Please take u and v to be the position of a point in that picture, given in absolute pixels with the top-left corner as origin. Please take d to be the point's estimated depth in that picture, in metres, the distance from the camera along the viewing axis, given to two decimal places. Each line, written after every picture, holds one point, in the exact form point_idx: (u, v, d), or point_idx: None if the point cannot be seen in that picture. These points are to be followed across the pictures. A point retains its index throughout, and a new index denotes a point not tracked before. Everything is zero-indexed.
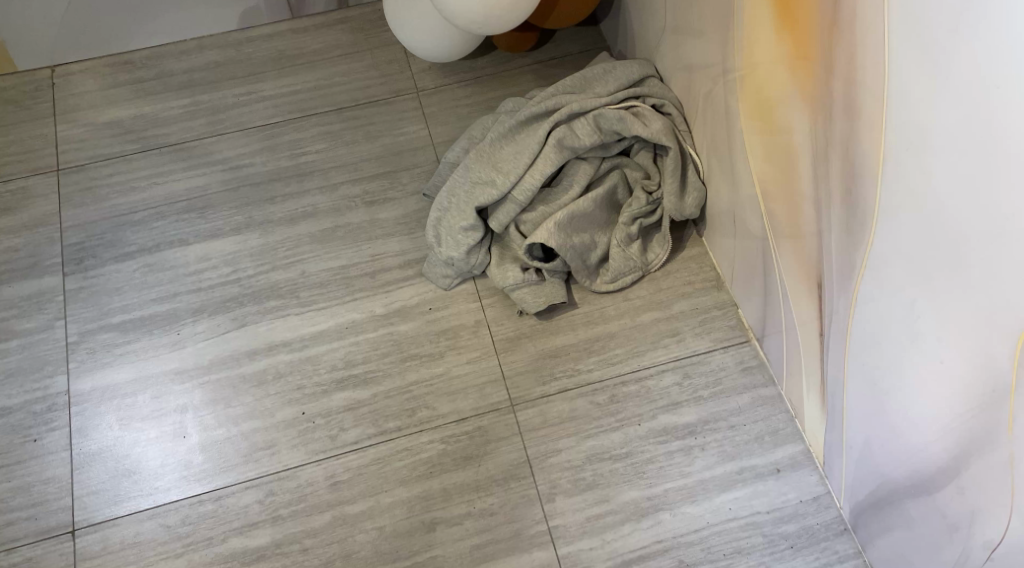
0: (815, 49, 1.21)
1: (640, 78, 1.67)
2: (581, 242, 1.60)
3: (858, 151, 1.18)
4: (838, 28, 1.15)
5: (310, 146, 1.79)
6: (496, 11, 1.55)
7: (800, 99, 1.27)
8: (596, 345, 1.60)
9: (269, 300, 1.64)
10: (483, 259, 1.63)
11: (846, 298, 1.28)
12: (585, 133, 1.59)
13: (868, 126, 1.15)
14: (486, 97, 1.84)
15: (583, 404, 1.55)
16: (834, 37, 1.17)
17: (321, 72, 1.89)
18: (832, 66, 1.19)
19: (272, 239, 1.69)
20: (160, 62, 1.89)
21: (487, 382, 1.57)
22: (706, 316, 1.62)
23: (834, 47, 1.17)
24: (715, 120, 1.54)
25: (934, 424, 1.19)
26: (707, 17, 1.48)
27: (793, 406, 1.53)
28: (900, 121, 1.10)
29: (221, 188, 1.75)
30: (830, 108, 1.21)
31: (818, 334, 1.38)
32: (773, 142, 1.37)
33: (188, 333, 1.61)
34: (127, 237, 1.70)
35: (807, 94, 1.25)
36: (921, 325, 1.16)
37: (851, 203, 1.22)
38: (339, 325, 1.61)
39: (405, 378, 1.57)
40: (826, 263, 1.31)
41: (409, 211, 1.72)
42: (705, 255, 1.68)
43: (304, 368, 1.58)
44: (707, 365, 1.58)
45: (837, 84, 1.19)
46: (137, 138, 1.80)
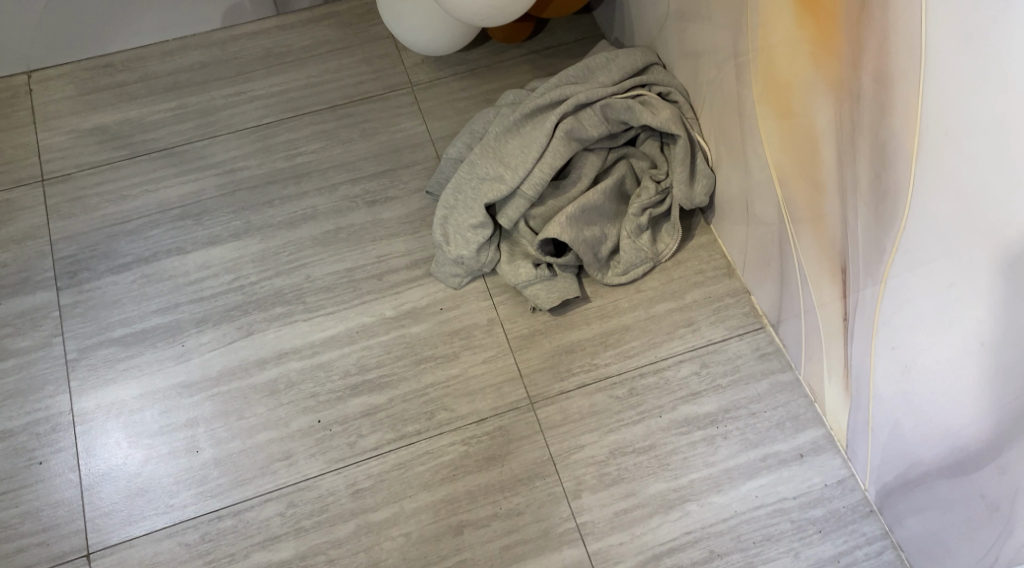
0: (841, 34, 1.19)
1: (645, 66, 1.65)
2: (592, 235, 1.59)
3: (891, 137, 1.16)
4: (868, 12, 1.14)
5: (305, 146, 1.75)
6: (491, 16, 1.51)
7: (823, 86, 1.25)
8: (611, 338, 1.59)
9: (275, 307, 1.59)
10: (493, 256, 1.61)
11: (874, 284, 1.27)
12: (593, 124, 1.57)
13: (903, 110, 1.13)
14: (483, 90, 1.81)
15: (603, 399, 1.54)
16: (863, 20, 1.15)
17: (311, 69, 1.84)
18: (860, 53, 1.17)
19: (273, 244, 1.65)
20: (144, 64, 1.83)
21: (505, 381, 1.55)
22: (720, 304, 1.62)
23: (862, 32, 1.15)
24: (724, 106, 1.53)
25: (970, 407, 1.18)
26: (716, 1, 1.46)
27: (813, 391, 1.53)
28: (938, 104, 1.09)
29: (216, 193, 1.70)
30: (858, 95, 1.19)
31: (842, 319, 1.37)
32: (792, 128, 1.35)
33: (194, 344, 1.55)
34: (121, 248, 1.63)
35: (830, 79, 1.23)
36: (957, 309, 1.16)
37: (879, 190, 1.21)
38: (349, 329, 1.58)
39: (421, 381, 1.54)
40: (852, 250, 1.29)
41: (412, 210, 1.70)
42: (714, 243, 1.68)
43: (317, 375, 1.54)
44: (723, 353, 1.58)
45: (866, 68, 1.17)
46: (125, 144, 1.73)
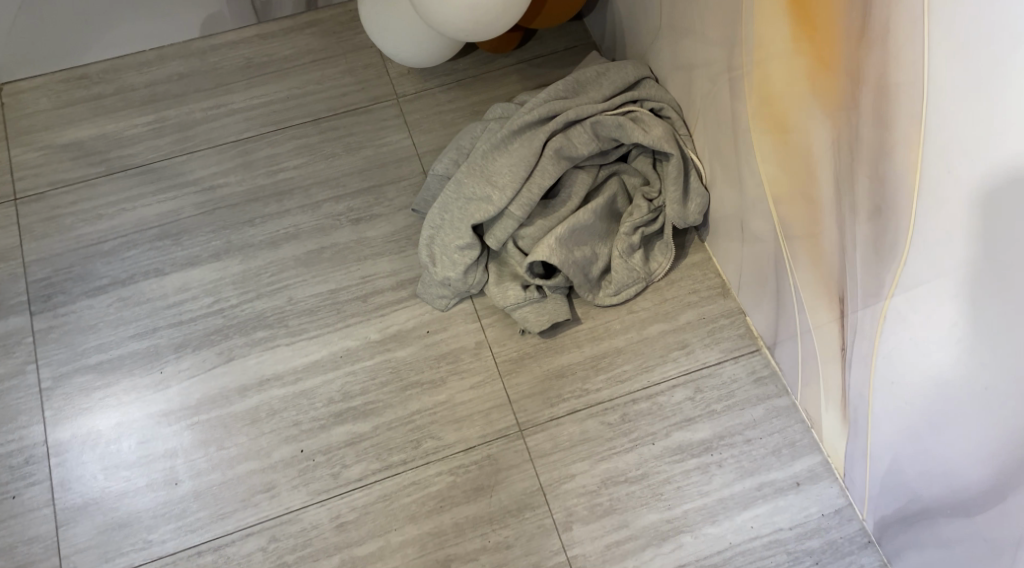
0: (839, 61, 1.14)
1: (637, 80, 1.59)
2: (582, 256, 1.55)
3: (891, 169, 1.11)
4: (868, 39, 1.08)
5: (287, 162, 1.70)
6: (474, 29, 1.45)
7: (821, 112, 1.20)
8: (602, 362, 1.55)
9: (256, 331, 1.54)
10: (481, 278, 1.57)
11: (873, 317, 1.23)
12: (583, 142, 1.52)
13: (905, 142, 1.09)
14: (471, 102, 1.76)
15: (595, 426, 1.49)
16: (862, 48, 1.09)
17: (294, 80, 1.78)
18: (859, 81, 1.12)
19: (255, 264, 1.60)
20: (120, 76, 1.77)
21: (493, 407, 1.50)
22: (714, 326, 1.58)
23: (862, 59, 1.10)
24: (718, 123, 1.48)
25: (972, 448, 1.14)
26: (709, 13, 1.40)
27: (810, 417, 1.48)
28: (940, 138, 1.04)
29: (195, 211, 1.64)
30: (857, 124, 1.14)
31: (840, 347, 1.33)
32: (789, 152, 1.30)
33: (172, 371, 1.50)
34: (97, 270, 1.58)
35: (828, 105, 1.18)
36: (959, 349, 1.11)
37: (878, 222, 1.16)
38: (333, 354, 1.53)
39: (406, 408, 1.49)
40: (850, 280, 1.25)
41: (398, 228, 1.65)
42: (708, 261, 1.64)
43: (299, 403, 1.49)
44: (718, 378, 1.54)
45: (866, 97, 1.11)
46: (101, 161, 1.68)
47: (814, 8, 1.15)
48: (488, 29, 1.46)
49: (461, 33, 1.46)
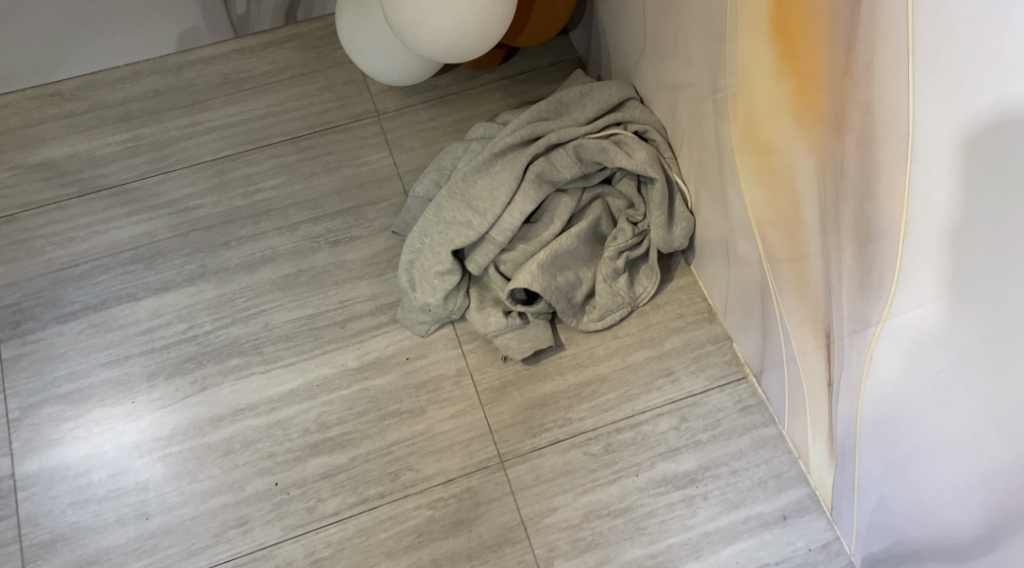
0: (824, 95, 1.10)
1: (621, 101, 1.56)
2: (565, 281, 1.51)
3: (877, 207, 1.08)
4: (852, 75, 1.05)
5: (264, 182, 1.66)
6: (461, 49, 1.40)
7: (805, 145, 1.16)
8: (586, 390, 1.51)
9: (231, 359, 1.51)
10: (461, 303, 1.53)
11: (859, 355, 1.19)
12: (565, 166, 1.49)
13: (891, 182, 1.05)
14: (453, 119, 1.72)
15: (578, 457, 1.45)
16: (847, 83, 1.06)
17: (272, 97, 1.74)
18: (844, 117, 1.08)
19: (230, 289, 1.57)
20: (93, 93, 1.73)
21: (474, 437, 1.46)
22: (700, 352, 1.54)
23: (846, 95, 1.07)
24: (703, 147, 1.44)
25: (961, 494, 1.10)
26: (693, 30, 1.36)
27: (796, 448, 1.45)
28: (928, 178, 1.01)
29: (169, 234, 1.60)
30: (842, 160, 1.11)
31: (826, 383, 1.29)
32: (775, 183, 1.27)
33: (144, 401, 1.47)
34: (69, 295, 1.54)
35: (813, 139, 1.14)
36: (946, 392, 1.08)
37: (864, 261, 1.12)
38: (309, 382, 1.50)
39: (384, 439, 1.45)
40: (836, 318, 1.21)
41: (377, 250, 1.61)
42: (694, 285, 1.60)
43: (275, 434, 1.45)
44: (704, 407, 1.50)
45: (851, 134, 1.08)
46: (73, 181, 1.64)
47: (798, 41, 1.12)
48: (467, 48, 1.40)
49: (437, 51, 1.40)
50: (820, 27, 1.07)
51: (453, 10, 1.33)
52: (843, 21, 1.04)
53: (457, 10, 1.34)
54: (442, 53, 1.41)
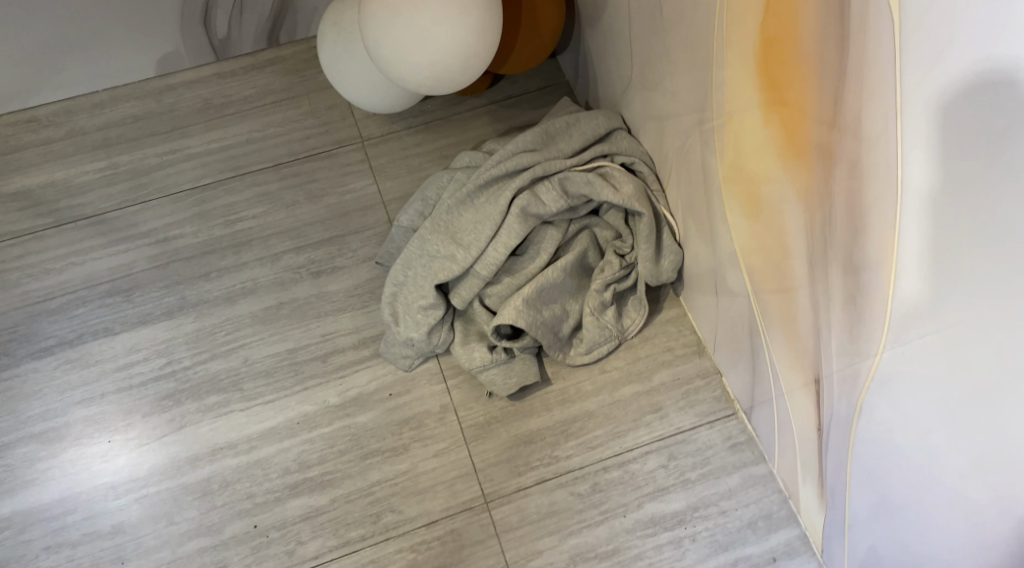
0: (812, 145, 1.06)
1: (607, 132, 1.53)
2: (551, 315, 1.48)
3: (865, 262, 1.04)
4: (840, 126, 1.01)
5: (245, 211, 1.63)
6: (442, 75, 1.37)
7: (794, 193, 1.13)
8: (572, 427, 1.47)
9: (210, 396, 1.48)
10: (446, 337, 1.50)
11: (848, 407, 1.15)
12: (552, 199, 1.45)
13: (878, 238, 1.01)
14: (439, 145, 1.69)
15: (564, 497, 1.42)
16: (834, 134, 1.02)
17: (254, 122, 1.70)
18: (832, 168, 1.04)
19: (209, 322, 1.53)
20: (71, 118, 1.69)
21: (457, 477, 1.43)
22: (689, 387, 1.51)
23: (833, 147, 1.03)
24: (691, 180, 1.41)
25: (951, 552, 1.06)
26: (679, 58, 1.32)
27: (786, 487, 1.41)
28: (916, 230, 0.96)
29: (148, 265, 1.57)
30: (831, 211, 1.07)
31: (816, 428, 1.25)
32: (765, 227, 1.23)
33: (120, 440, 1.43)
34: (44, 329, 1.51)
35: (802, 187, 1.11)
36: (937, 452, 1.04)
37: (853, 315, 1.09)
38: (289, 420, 1.46)
39: (366, 479, 1.42)
40: (825, 368, 1.17)
41: (361, 280, 1.58)
42: (684, 317, 1.57)
43: (254, 474, 1.42)
44: (693, 444, 1.46)
45: (838, 185, 1.04)
46: (49, 211, 1.60)
47: (786, 87, 1.08)
48: (452, 77, 1.38)
49: (422, 80, 1.37)
50: (807, 75, 1.03)
51: (440, 36, 1.31)
52: (829, 71, 1.00)
53: (443, 37, 1.31)
54: (426, 84, 1.38)
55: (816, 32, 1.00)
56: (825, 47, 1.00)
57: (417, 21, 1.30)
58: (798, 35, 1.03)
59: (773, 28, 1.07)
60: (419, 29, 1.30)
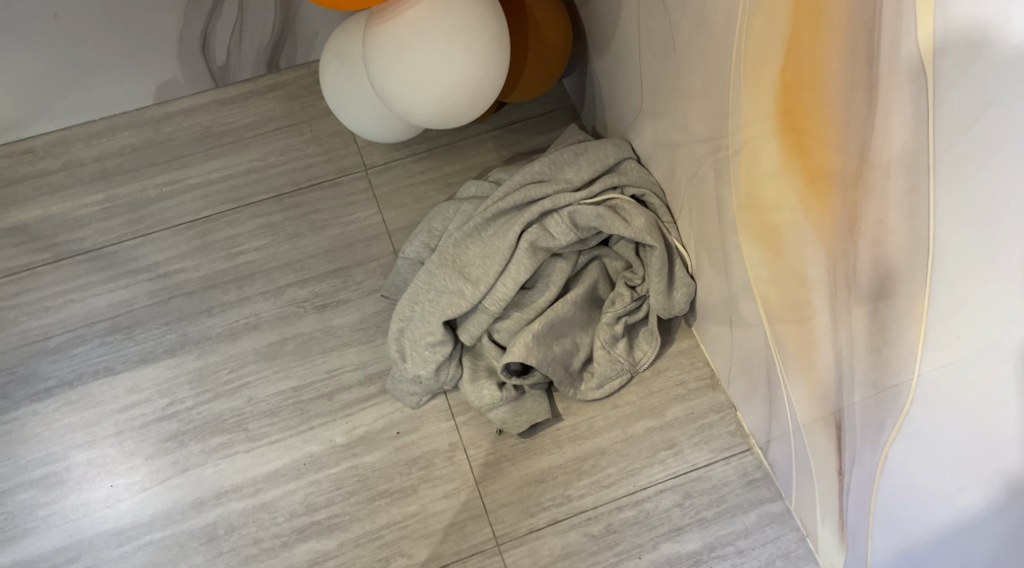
0: (834, 196, 1.02)
1: (617, 162, 1.50)
2: (562, 349, 1.45)
3: (892, 318, 1.00)
4: (865, 179, 0.97)
5: (248, 243, 1.59)
6: (448, 102, 1.34)
7: (813, 242, 1.09)
8: (585, 465, 1.44)
9: (214, 437, 1.44)
10: (454, 373, 1.46)
11: (871, 458, 1.11)
12: (561, 232, 1.41)
13: (908, 294, 0.97)
14: (444, 172, 1.65)
15: (577, 538, 1.39)
16: (859, 187, 0.98)
17: (255, 151, 1.67)
18: (856, 221, 1.00)
19: (211, 360, 1.50)
20: (67, 149, 1.66)
21: (468, 518, 1.40)
22: (703, 422, 1.47)
23: (858, 200, 0.99)
24: (703, 212, 1.37)
25: None
26: (691, 86, 1.28)
27: (804, 525, 1.37)
28: (953, 273, 0.92)
29: (148, 300, 1.54)
30: (855, 263, 1.03)
31: (836, 473, 1.21)
32: (780, 272, 1.19)
33: (123, 485, 1.40)
34: (43, 370, 1.48)
35: (822, 238, 1.07)
36: (971, 514, 0.99)
37: (878, 370, 1.05)
38: (295, 461, 1.43)
39: (375, 522, 1.39)
40: (848, 416, 1.13)
41: (366, 314, 1.54)
42: (697, 347, 1.52)
43: (260, 518, 1.39)
44: (708, 481, 1.43)
45: (864, 238, 1.00)
46: (47, 246, 1.57)
47: (805, 136, 1.04)
48: (462, 111, 1.37)
49: (431, 115, 1.36)
50: (830, 125, 1.00)
51: (450, 73, 1.30)
52: (856, 122, 0.96)
53: (453, 74, 1.30)
54: (435, 119, 1.37)
55: (840, 82, 0.97)
56: (851, 97, 0.96)
57: (427, 60, 1.28)
58: (818, 85, 0.99)
59: (791, 75, 1.03)
60: (428, 68, 1.29)
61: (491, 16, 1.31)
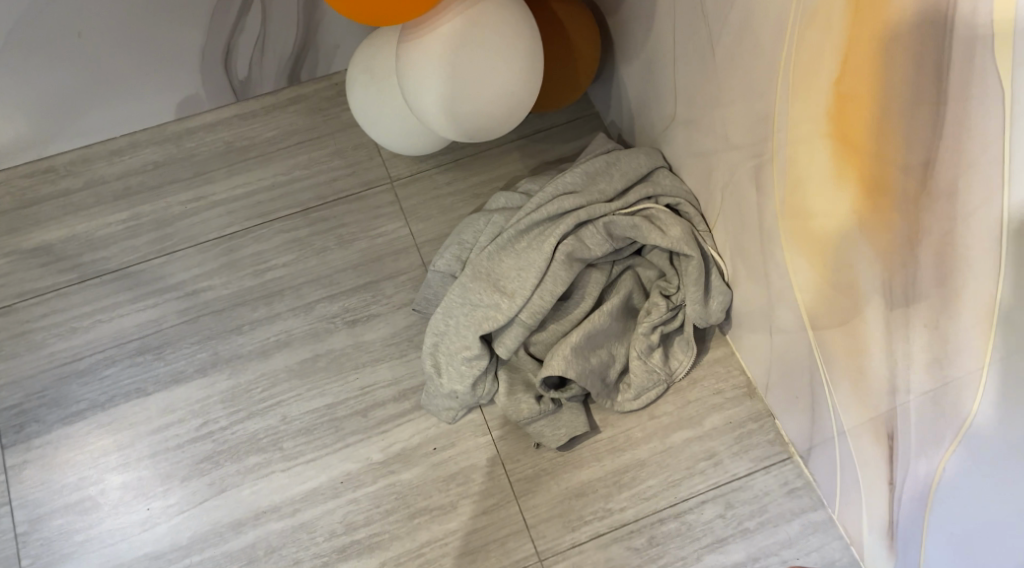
0: (893, 207, 1.03)
1: (649, 170, 1.49)
2: (599, 361, 1.43)
3: (954, 330, 1.00)
4: (930, 190, 0.98)
5: (275, 259, 1.57)
6: (479, 111, 1.32)
7: (867, 255, 1.09)
8: (625, 477, 1.43)
9: (249, 457, 1.43)
10: (491, 388, 1.45)
11: (928, 468, 1.10)
12: (596, 243, 1.41)
13: (973, 305, 0.97)
14: (470, 183, 1.64)
15: (620, 551, 1.38)
16: (923, 199, 0.99)
17: (278, 165, 1.65)
18: (917, 234, 1.01)
19: (243, 379, 1.48)
20: (89, 167, 1.64)
21: (509, 534, 1.39)
22: (742, 431, 1.45)
23: (921, 212, 0.99)
24: (741, 220, 1.35)
25: None
26: (731, 94, 1.26)
27: (849, 533, 1.36)
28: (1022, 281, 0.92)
29: (177, 319, 1.52)
30: (915, 275, 1.03)
31: (886, 484, 1.20)
32: (826, 285, 1.18)
33: (160, 507, 1.39)
34: (73, 393, 1.46)
35: (878, 250, 1.07)
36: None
37: (937, 381, 1.05)
38: (332, 480, 1.42)
39: (416, 540, 1.38)
40: (902, 426, 1.12)
41: (398, 328, 1.52)
42: (732, 356, 1.51)
43: (300, 538, 1.38)
44: (749, 491, 1.42)
45: (926, 250, 1.01)
46: (72, 267, 1.56)
47: (862, 149, 1.04)
48: (494, 123, 1.35)
49: (463, 127, 1.34)
50: (890, 139, 1.00)
51: (482, 81, 1.28)
52: (919, 135, 0.97)
53: (490, 86, 1.29)
54: (468, 133, 1.35)
55: (903, 95, 0.97)
56: (914, 111, 0.97)
57: (463, 71, 1.27)
58: (879, 99, 1.00)
59: (847, 89, 1.04)
60: (462, 78, 1.27)
61: (522, 23, 1.29)
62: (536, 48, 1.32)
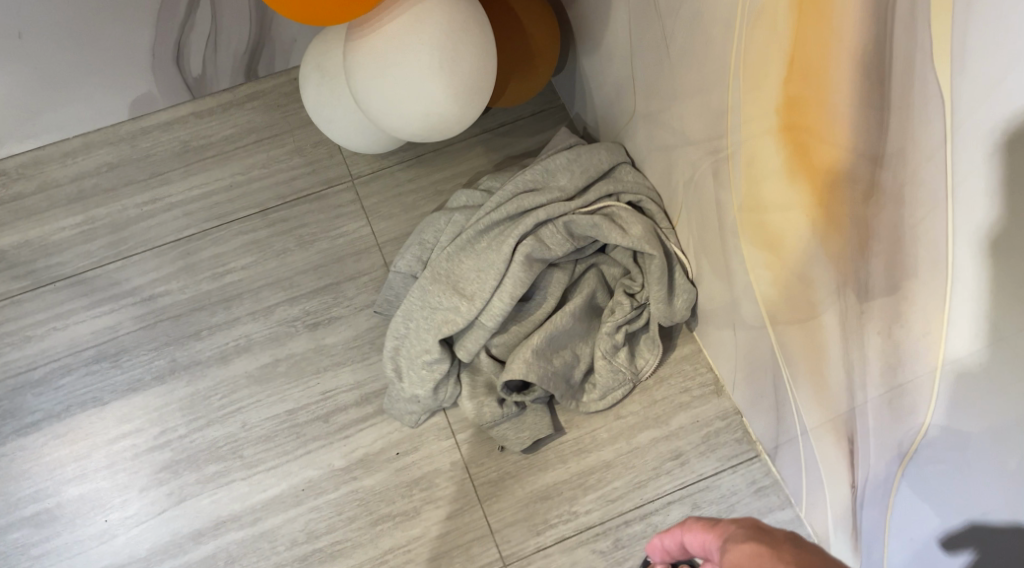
0: (845, 209, 1.00)
1: (611, 166, 1.46)
2: (562, 362, 1.41)
3: (908, 334, 0.98)
4: (879, 193, 0.95)
5: (233, 261, 1.54)
6: (430, 113, 1.29)
7: (821, 257, 1.06)
8: (590, 479, 1.41)
9: (209, 466, 1.41)
10: (453, 392, 1.42)
11: (886, 473, 1.07)
12: (557, 243, 1.39)
13: (925, 308, 0.95)
14: (433, 180, 1.61)
15: (585, 554, 1.36)
16: (873, 202, 0.96)
17: (236, 164, 1.62)
18: (869, 237, 0.98)
19: (202, 386, 1.46)
20: (42, 170, 1.60)
21: (474, 539, 1.37)
22: (709, 430, 1.43)
23: (871, 215, 0.97)
24: (702, 219, 1.32)
25: None
26: (687, 90, 1.23)
27: (818, 535, 1.31)
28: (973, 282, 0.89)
29: (134, 326, 1.49)
30: (868, 278, 1.00)
31: (848, 486, 1.17)
32: (785, 286, 1.15)
33: (118, 519, 1.37)
34: (28, 404, 1.44)
35: (832, 252, 1.04)
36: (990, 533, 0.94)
37: (892, 386, 1.02)
38: (293, 487, 1.39)
39: (378, 547, 1.36)
40: (861, 430, 1.10)
41: (360, 331, 1.50)
42: (699, 353, 1.48)
43: (261, 547, 1.36)
44: (716, 490, 1.40)
45: (878, 253, 0.98)
46: (26, 273, 1.52)
47: (812, 150, 1.01)
48: (447, 124, 1.32)
49: (415, 128, 1.31)
50: (839, 141, 0.97)
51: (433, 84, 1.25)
52: (867, 138, 0.94)
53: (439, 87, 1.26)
54: (419, 133, 1.32)
55: (850, 97, 0.94)
56: (861, 113, 0.94)
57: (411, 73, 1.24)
58: (826, 100, 0.97)
59: (796, 90, 1.01)
60: (411, 80, 1.24)
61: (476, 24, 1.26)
62: (489, 47, 1.28)
